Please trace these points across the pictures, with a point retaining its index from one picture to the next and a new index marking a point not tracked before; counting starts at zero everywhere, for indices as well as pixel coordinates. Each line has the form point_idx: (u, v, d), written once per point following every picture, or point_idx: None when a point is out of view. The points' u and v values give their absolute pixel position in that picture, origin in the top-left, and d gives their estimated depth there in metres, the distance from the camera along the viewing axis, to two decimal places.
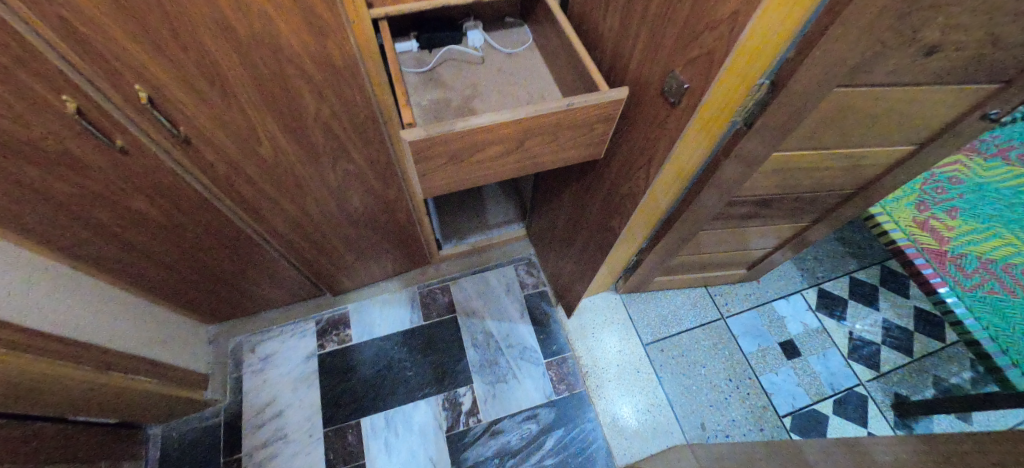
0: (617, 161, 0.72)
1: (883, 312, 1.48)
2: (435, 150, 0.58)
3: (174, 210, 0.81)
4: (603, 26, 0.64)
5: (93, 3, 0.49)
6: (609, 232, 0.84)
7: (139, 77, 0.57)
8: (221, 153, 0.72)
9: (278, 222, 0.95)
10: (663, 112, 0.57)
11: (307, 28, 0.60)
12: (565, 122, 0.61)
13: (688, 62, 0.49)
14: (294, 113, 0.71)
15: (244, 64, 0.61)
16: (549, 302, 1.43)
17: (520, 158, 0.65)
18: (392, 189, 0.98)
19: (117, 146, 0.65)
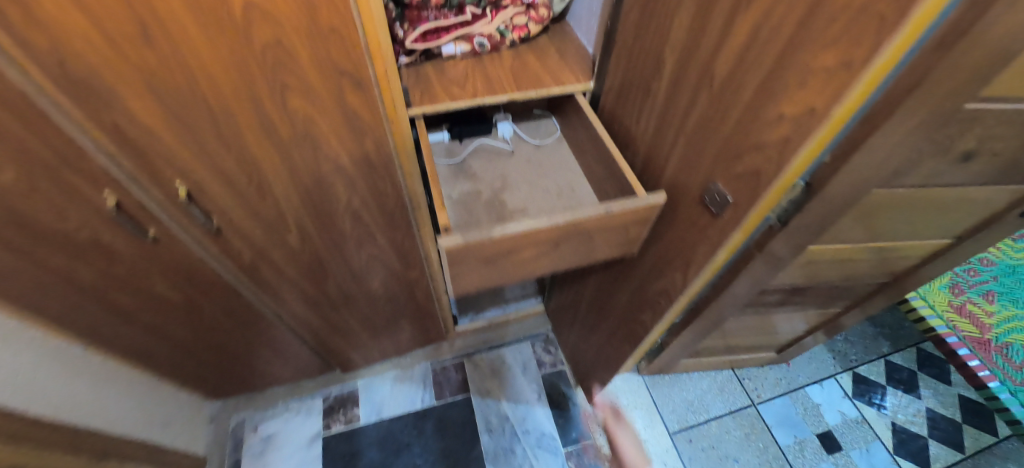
0: (650, 257, 0.70)
1: (925, 400, 1.38)
2: (471, 254, 0.58)
3: (196, 293, 0.80)
4: (635, 129, 0.65)
5: (146, 111, 0.51)
6: (639, 324, 0.81)
7: (181, 174, 0.58)
8: (250, 241, 0.72)
9: (296, 304, 0.93)
10: (703, 219, 0.56)
11: (347, 129, 0.62)
12: (601, 226, 0.60)
13: (732, 177, 0.49)
14: (326, 204, 0.71)
15: (284, 161, 0.62)
16: (568, 383, 1.35)
17: (553, 257, 0.64)
18: (414, 270, 0.96)
19: (149, 236, 0.65)
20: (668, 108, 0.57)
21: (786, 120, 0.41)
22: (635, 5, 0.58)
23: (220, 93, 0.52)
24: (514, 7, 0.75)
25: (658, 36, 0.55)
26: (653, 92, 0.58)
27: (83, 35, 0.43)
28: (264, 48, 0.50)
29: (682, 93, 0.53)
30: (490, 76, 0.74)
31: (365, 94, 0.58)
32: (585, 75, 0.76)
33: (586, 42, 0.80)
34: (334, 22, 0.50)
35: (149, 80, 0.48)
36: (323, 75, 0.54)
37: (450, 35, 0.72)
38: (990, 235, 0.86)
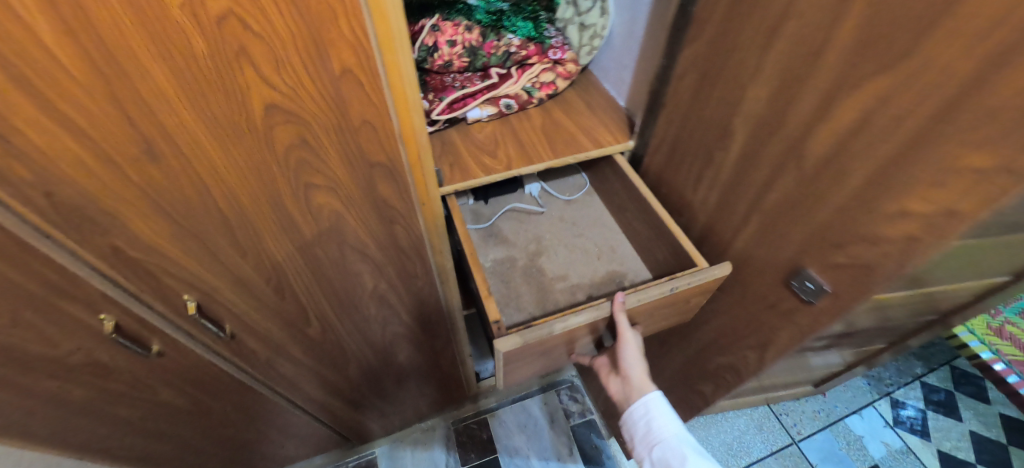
0: (713, 329, 0.64)
1: (968, 422, 1.34)
2: (528, 351, 0.56)
3: (205, 396, 0.71)
4: (692, 196, 0.59)
5: (153, 230, 0.43)
6: (697, 394, 0.74)
7: (192, 287, 0.50)
8: (267, 340, 0.64)
9: (315, 390, 0.84)
10: (789, 303, 0.50)
11: (376, 219, 0.54)
12: (661, 304, 0.57)
13: (831, 265, 0.44)
14: (350, 294, 0.64)
15: (307, 260, 0.55)
16: (601, 434, 1.27)
17: (602, 330, 0.62)
18: (440, 341, 0.89)
19: (153, 352, 0.56)
20: (738, 180, 0.51)
21: (913, 216, 0.36)
22: (691, 69, 0.52)
23: (236, 202, 0.45)
24: (540, 64, 0.70)
25: (723, 104, 0.49)
26: (719, 161, 0.53)
27: (76, 161, 0.36)
28: (287, 151, 0.43)
29: (759, 167, 0.48)
30: (522, 140, 0.68)
31: (399, 184, 0.52)
32: (623, 132, 0.69)
33: (616, 93, 0.74)
34: (367, 116, 0.43)
35: (154, 199, 0.41)
36: (352, 171, 0.47)
37: (476, 100, 0.67)
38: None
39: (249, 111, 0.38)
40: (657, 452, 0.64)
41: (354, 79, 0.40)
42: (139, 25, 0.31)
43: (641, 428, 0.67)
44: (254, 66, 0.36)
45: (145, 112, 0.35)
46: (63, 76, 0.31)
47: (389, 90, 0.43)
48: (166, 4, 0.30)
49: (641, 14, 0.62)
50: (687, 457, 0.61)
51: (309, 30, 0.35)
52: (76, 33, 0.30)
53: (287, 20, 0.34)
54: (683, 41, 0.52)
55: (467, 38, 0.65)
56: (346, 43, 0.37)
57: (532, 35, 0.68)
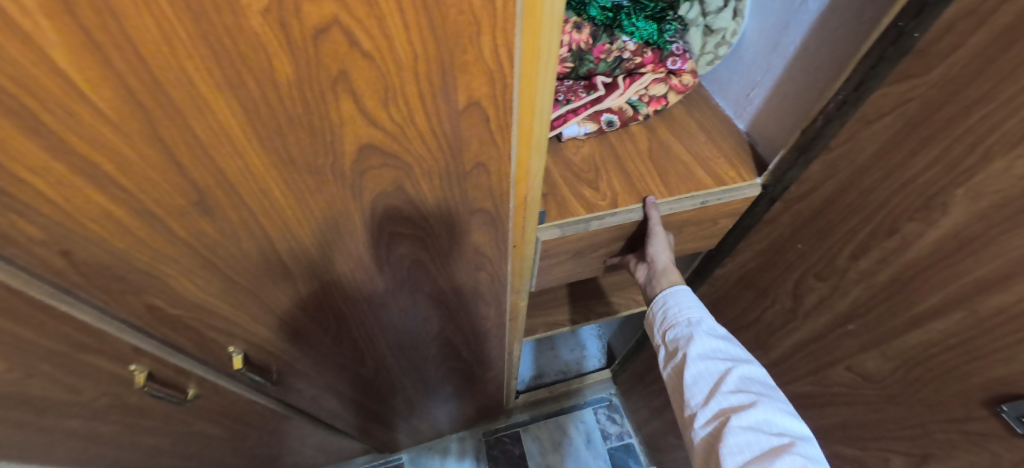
0: (840, 414, 0.54)
1: None
2: (562, 249, 0.53)
3: (241, 424, 0.64)
4: (845, 264, 0.47)
5: (198, 287, 0.34)
6: None
7: (239, 339, 0.41)
8: (315, 379, 0.55)
9: (355, 414, 0.77)
10: (983, 425, 0.39)
11: (462, 265, 0.44)
12: (693, 220, 0.57)
13: None
14: (411, 337, 0.55)
15: (375, 309, 0.46)
16: (640, 461, 1.19)
17: (633, 238, 0.57)
18: (493, 370, 0.80)
19: (190, 397, 0.48)
20: (937, 263, 0.39)
21: None
22: (888, 114, 0.40)
23: (303, 254, 0.35)
24: (653, 74, 0.57)
25: (939, 168, 0.37)
26: (906, 234, 0.41)
27: (107, 216, 0.26)
28: (375, 199, 0.32)
29: (984, 257, 0.36)
30: (626, 168, 0.56)
31: (497, 231, 0.41)
32: (746, 166, 0.57)
33: (733, 113, 0.62)
34: (482, 158, 0.32)
35: (205, 256, 0.31)
36: (448, 219, 0.37)
37: (577, 115, 0.56)
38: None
39: (338, 154, 0.28)
40: (666, 330, 0.56)
41: (481, 114, 0.29)
42: (199, 42, 0.20)
43: (654, 312, 0.58)
44: (354, 98, 0.25)
45: (201, 155, 0.25)
46: (87, 111, 0.20)
47: (517, 126, 0.32)
48: (242, 12, 0.19)
49: (797, 24, 0.50)
50: (698, 338, 0.53)
51: (439, 50, 0.24)
52: (108, 53, 0.19)
53: (413, 37, 0.23)
54: (883, 75, 0.39)
55: (575, 39, 0.53)
56: (482, 69, 0.26)
57: (652, 38, 0.55)
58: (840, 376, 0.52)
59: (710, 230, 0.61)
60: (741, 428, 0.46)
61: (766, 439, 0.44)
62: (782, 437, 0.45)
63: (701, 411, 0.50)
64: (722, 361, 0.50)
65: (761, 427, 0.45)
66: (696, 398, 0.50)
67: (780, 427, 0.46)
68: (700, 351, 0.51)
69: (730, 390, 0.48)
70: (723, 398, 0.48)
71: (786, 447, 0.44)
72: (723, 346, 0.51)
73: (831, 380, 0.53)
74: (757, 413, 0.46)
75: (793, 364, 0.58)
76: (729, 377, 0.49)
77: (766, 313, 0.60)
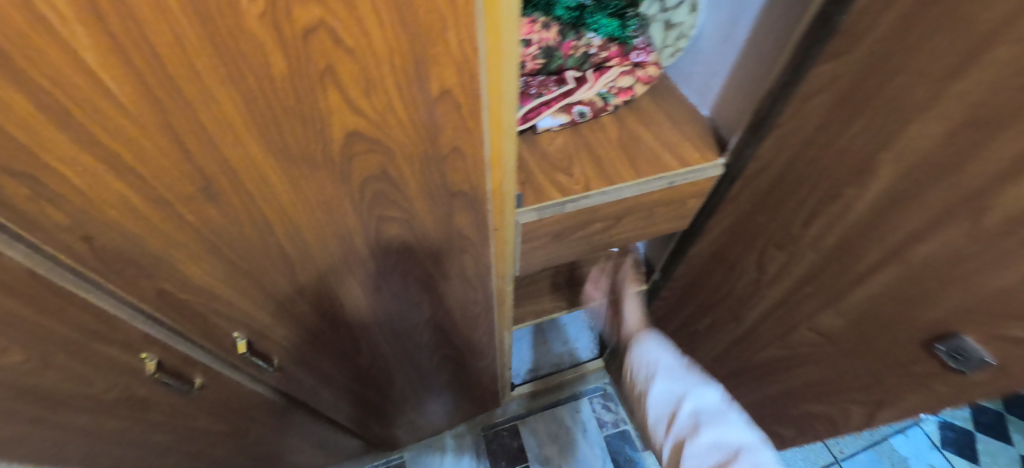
0: (806, 374, 0.58)
1: (1017, 447, 1.23)
2: (541, 232, 0.57)
3: (245, 419, 0.66)
4: (799, 231, 0.52)
5: (204, 271, 0.37)
6: (771, 433, 0.68)
7: (242, 325, 0.44)
8: (313, 368, 0.59)
9: (353, 407, 0.80)
10: (925, 365, 0.43)
11: (447, 248, 0.48)
12: (663, 200, 0.61)
13: (1003, 337, 0.37)
14: (405, 323, 0.58)
15: (368, 295, 0.49)
16: (635, 446, 1.22)
17: (610, 221, 0.61)
18: (485, 359, 0.83)
19: (196, 386, 0.51)
20: (874, 221, 0.43)
21: None
22: (825, 89, 0.44)
23: (298, 238, 0.38)
24: (619, 67, 0.62)
25: (868, 134, 0.41)
26: (847, 198, 0.45)
27: (124, 202, 0.29)
28: (364, 183, 0.36)
29: (910, 213, 0.40)
30: (599, 156, 0.60)
31: (477, 214, 0.45)
32: (709, 148, 0.62)
33: (697, 102, 0.67)
34: (458, 143, 0.36)
35: (210, 240, 0.34)
36: (430, 201, 0.41)
37: (550, 107, 0.60)
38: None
39: (327, 141, 0.31)
40: (636, 373, 0.72)
41: (452, 102, 0.33)
42: (205, 43, 0.23)
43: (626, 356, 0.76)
44: (340, 88, 0.29)
45: (207, 143, 0.28)
46: (109, 106, 0.24)
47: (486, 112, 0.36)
48: (242, 15, 0.23)
49: (745, 17, 0.54)
50: (656, 376, 0.68)
51: (412, 44, 0.28)
52: (129, 52, 0.22)
53: (388, 33, 0.27)
54: (818, 56, 0.44)
55: (544, 37, 0.57)
56: (450, 60, 0.30)
57: (617, 34, 0.59)
58: (803, 337, 0.56)
59: (680, 210, 0.65)
60: (695, 448, 0.57)
61: (717, 455, 0.56)
62: (729, 450, 0.56)
63: (667, 439, 0.62)
64: (675, 394, 0.64)
65: (712, 446, 0.57)
66: (662, 428, 0.63)
67: (729, 442, 0.57)
68: (658, 389, 0.66)
69: (685, 417, 0.61)
70: (680, 425, 0.61)
71: (732, 459, 0.55)
72: (676, 381, 0.65)
73: (796, 342, 0.57)
74: (709, 435, 0.58)
75: (763, 331, 0.62)
76: (683, 407, 0.62)
77: (736, 286, 0.64)
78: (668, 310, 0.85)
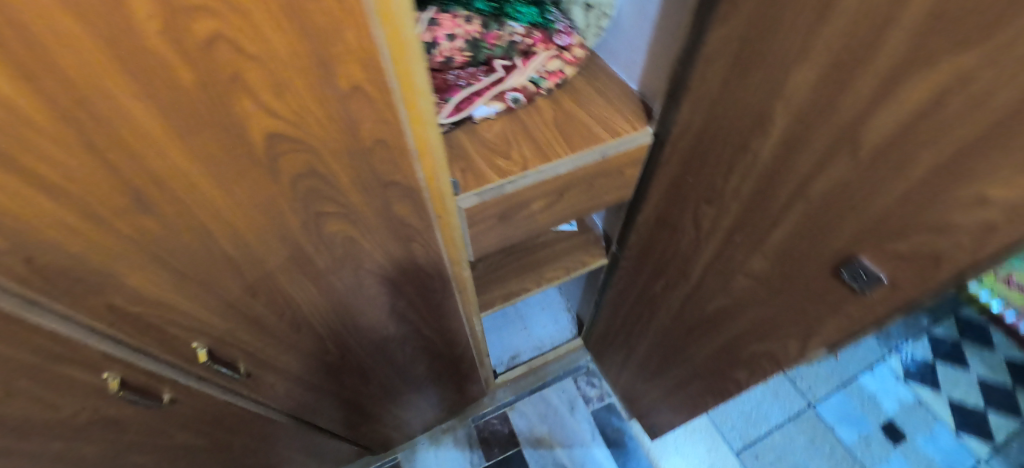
0: (748, 317, 0.62)
1: (975, 370, 1.29)
2: (487, 214, 0.60)
3: (226, 433, 0.68)
4: (722, 185, 0.56)
5: (153, 282, 0.39)
6: (728, 379, 0.73)
7: (201, 334, 0.46)
8: (283, 372, 0.61)
9: (334, 409, 0.82)
10: (837, 292, 0.47)
11: (393, 238, 0.50)
12: (600, 172, 0.65)
13: (890, 255, 0.41)
14: (367, 317, 0.60)
15: (322, 290, 0.51)
16: (621, 416, 1.27)
17: (552, 198, 0.65)
18: (458, 347, 0.86)
19: (165, 401, 0.52)
20: (778, 167, 0.48)
21: (994, 206, 0.32)
22: (724, 50, 0.48)
23: (240, 240, 0.40)
24: (546, 52, 0.64)
25: (762, 87, 0.45)
26: (755, 148, 0.49)
27: (58, 222, 0.31)
28: (295, 182, 0.38)
29: (803, 155, 0.44)
30: (535, 136, 0.63)
31: (415, 202, 0.47)
32: (639, 118, 0.65)
33: (626, 77, 0.70)
34: (379, 135, 0.39)
35: (151, 250, 0.36)
36: (365, 193, 0.43)
37: (481, 97, 0.62)
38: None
39: (249, 143, 0.33)
40: None
41: (364, 96, 0.35)
42: (112, 64, 0.25)
43: None
44: (251, 93, 0.31)
45: (132, 158, 0.30)
46: (30, 132, 0.26)
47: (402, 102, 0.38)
48: (142, 34, 0.25)
49: None
50: None
51: (313, 47, 0.30)
52: (36, 78, 0.24)
53: (288, 38, 0.29)
54: (712, 20, 0.48)
55: (468, 30, 0.60)
56: (353, 57, 0.32)
57: (537, 21, 0.64)
58: (741, 284, 0.60)
59: (619, 180, 0.69)
60: None
61: None
62: None
63: None
64: None
65: None
66: None
67: None
68: None
69: None
70: None
71: None
72: None
73: (735, 289, 0.61)
74: None
75: (707, 284, 0.66)
76: None
77: (679, 245, 0.68)
78: (629, 278, 0.88)
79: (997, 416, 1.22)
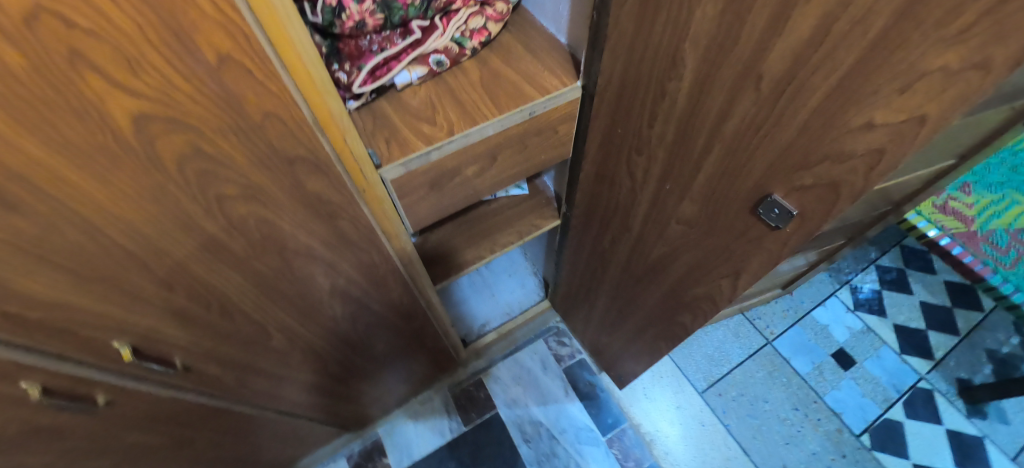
0: (684, 261, 0.63)
1: (918, 295, 1.36)
2: (416, 183, 0.58)
3: (184, 430, 0.67)
4: (648, 133, 0.56)
5: (46, 284, 0.37)
6: (675, 323, 0.75)
7: (121, 332, 0.45)
8: (227, 361, 0.60)
9: (297, 393, 0.82)
10: (757, 229, 0.49)
11: (314, 216, 0.49)
12: (531, 130, 0.64)
13: (797, 187, 0.41)
14: (307, 298, 0.60)
15: (247, 275, 0.50)
16: (592, 370, 1.31)
17: (485, 162, 0.64)
18: (416, 320, 0.86)
19: (100, 404, 0.51)
20: (693, 110, 0.47)
21: (880, 128, 0.33)
22: None
23: (137, 232, 0.38)
24: (467, 9, 0.60)
25: (671, 28, 0.45)
26: (671, 91, 0.49)
27: None
28: (184, 165, 0.36)
29: (712, 95, 0.44)
30: (461, 99, 0.61)
31: (329, 175, 0.46)
32: (568, 72, 0.64)
33: (554, 30, 0.68)
34: (268, 108, 0.37)
35: (32, 252, 0.34)
36: (269, 170, 0.41)
37: (401, 62, 0.58)
38: (1003, 141, 0.65)
39: (114, 127, 0.31)
40: None
41: (238, 66, 0.33)
42: None
43: None
44: (102, 73, 0.28)
45: None
46: None
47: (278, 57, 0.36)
48: None
49: None
50: None
51: (161, 15, 0.28)
52: None
53: (129, 7, 0.27)
54: None
55: None
56: (213, 24, 0.30)
57: None
58: (675, 230, 0.61)
59: (554, 137, 0.68)
60: None
61: None
62: None
63: None
64: None
65: None
66: None
67: None
68: None
69: None
70: None
71: None
72: None
73: (670, 236, 0.63)
74: None
75: (645, 234, 0.68)
76: None
77: (619, 197, 0.69)
78: (580, 235, 0.89)
79: (937, 335, 1.30)
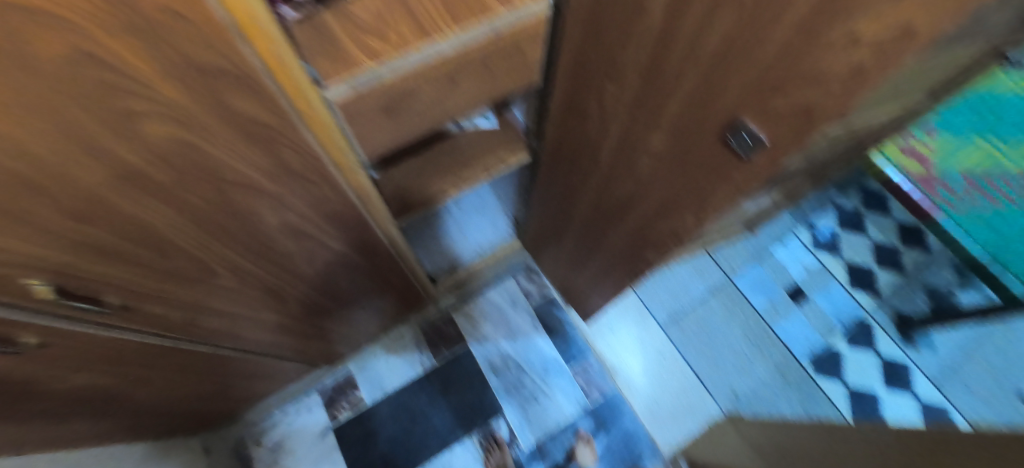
0: (650, 195, 0.62)
1: (872, 235, 1.42)
2: (366, 106, 0.53)
3: (136, 369, 0.65)
4: (621, 54, 0.51)
5: None
6: (639, 260, 0.76)
7: (32, 270, 0.40)
8: (171, 299, 0.56)
9: (258, 332, 0.80)
10: (725, 160, 0.46)
11: (248, 142, 0.43)
12: (496, 51, 0.58)
13: (768, 113, 0.39)
14: (253, 234, 0.56)
15: (179, 208, 0.45)
16: (560, 307, 1.34)
17: (444, 86, 0.58)
18: (379, 258, 0.84)
19: (30, 346, 0.45)
20: (672, 25, 0.43)
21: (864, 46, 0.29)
22: None
23: None
24: None
25: None
26: (648, 3, 0.44)
27: None
28: None
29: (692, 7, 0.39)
30: (416, 12, 0.54)
31: (256, 94, 0.40)
32: None
33: None
34: None
35: None
36: (191, 91, 0.35)
37: None
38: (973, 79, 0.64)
39: None
40: None
41: None
42: None
43: None
44: None
45: None
46: None
47: None
48: None
49: None
50: None
51: None
52: None
53: None
54: None
55: None
56: None
57: None
58: (645, 164, 0.59)
59: (521, 61, 0.62)
60: None
61: None
62: None
63: None
64: None
65: None
66: None
67: None
68: None
69: None
70: None
71: None
72: None
73: (638, 169, 0.60)
74: None
75: (614, 169, 0.65)
76: None
77: (589, 128, 0.65)
78: (550, 172, 0.86)
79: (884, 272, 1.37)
